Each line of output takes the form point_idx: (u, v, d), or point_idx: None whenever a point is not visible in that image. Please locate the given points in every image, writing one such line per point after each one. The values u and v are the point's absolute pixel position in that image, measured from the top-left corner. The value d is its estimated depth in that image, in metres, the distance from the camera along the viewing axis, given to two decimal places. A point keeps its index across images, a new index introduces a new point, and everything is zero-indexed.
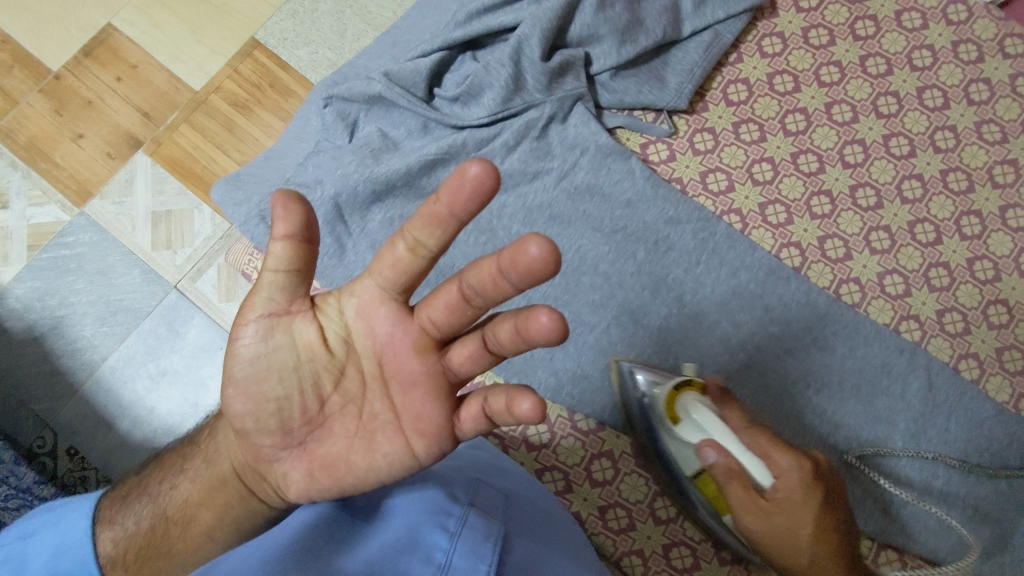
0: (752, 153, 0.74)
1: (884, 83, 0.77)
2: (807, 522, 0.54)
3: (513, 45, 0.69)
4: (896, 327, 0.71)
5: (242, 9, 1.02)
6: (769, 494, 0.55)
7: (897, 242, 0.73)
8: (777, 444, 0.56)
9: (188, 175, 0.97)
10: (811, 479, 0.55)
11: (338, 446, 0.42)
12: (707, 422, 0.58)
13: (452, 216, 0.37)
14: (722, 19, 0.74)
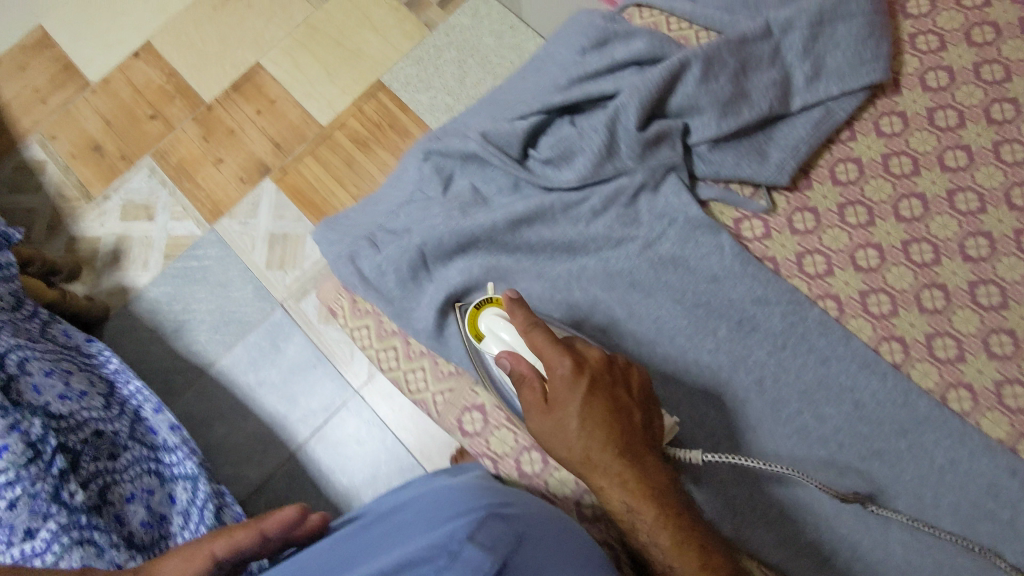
0: (857, 237, 0.69)
1: (1021, 171, 0.69)
2: (594, 425, 0.52)
3: (609, 113, 0.70)
4: (1013, 445, 0.62)
5: (374, 54, 1.15)
6: (546, 389, 0.54)
7: (1023, 348, 0.64)
8: (553, 341, 0.55)
9: (308, 204, 1.08)
10: (575, 374, 0.53)
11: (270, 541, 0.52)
12: (504, 333, 0.60)
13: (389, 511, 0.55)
14: (837, 95, 0.71)
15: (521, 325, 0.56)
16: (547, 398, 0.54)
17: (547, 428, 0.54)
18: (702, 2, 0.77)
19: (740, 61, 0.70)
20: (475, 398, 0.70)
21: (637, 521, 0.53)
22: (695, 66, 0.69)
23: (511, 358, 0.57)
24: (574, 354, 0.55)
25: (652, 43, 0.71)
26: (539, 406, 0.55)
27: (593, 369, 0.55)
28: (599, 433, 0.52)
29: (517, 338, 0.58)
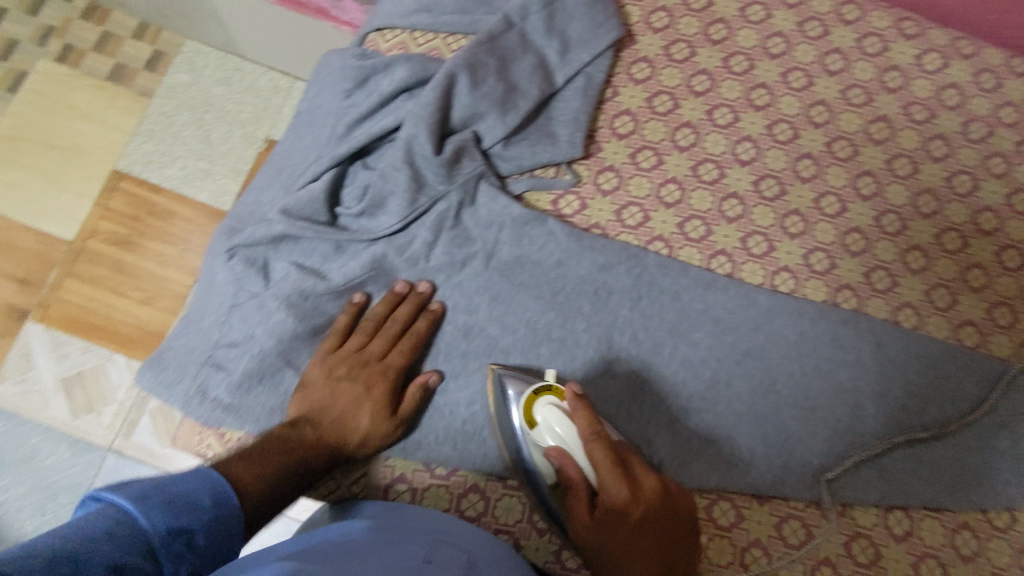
0: (656, 178, 0.76)
1: (751, 77, 0.79)
2: (639, 512, 0.57)
3: (402, 147, 0.69)
4: (834, 300, 0.75)
5: (94, 144, 1.22)
6: (599, 502, 0.59)
7: (809, 221, 0.76)
8: (615, 464, 0.58)
9: (89, 328, 1.13)
10: (631, 498, 0.57)
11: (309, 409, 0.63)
12: (562, 434, 0.62)
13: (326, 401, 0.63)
14: (590, 60, 0.76)
15: (585, 435, 0.60)
16: (594, 515, 0.58)
17: (580, 518, 0.58)
18: (437, 9, 0.78)
19: (498, 58, 0.73)
20: (392, 471, 0.67)
21: None
22: (462, 76, 0.70)
23: (558, 451, 0.61)
24: (631, 478, 0.59)
25: (413, 67, 0.71)
26: (575, 494, 0.59)
27: (647, 496, 0.58)
28: (621, 535, 0.57)
29: (575, 436, 0.62)
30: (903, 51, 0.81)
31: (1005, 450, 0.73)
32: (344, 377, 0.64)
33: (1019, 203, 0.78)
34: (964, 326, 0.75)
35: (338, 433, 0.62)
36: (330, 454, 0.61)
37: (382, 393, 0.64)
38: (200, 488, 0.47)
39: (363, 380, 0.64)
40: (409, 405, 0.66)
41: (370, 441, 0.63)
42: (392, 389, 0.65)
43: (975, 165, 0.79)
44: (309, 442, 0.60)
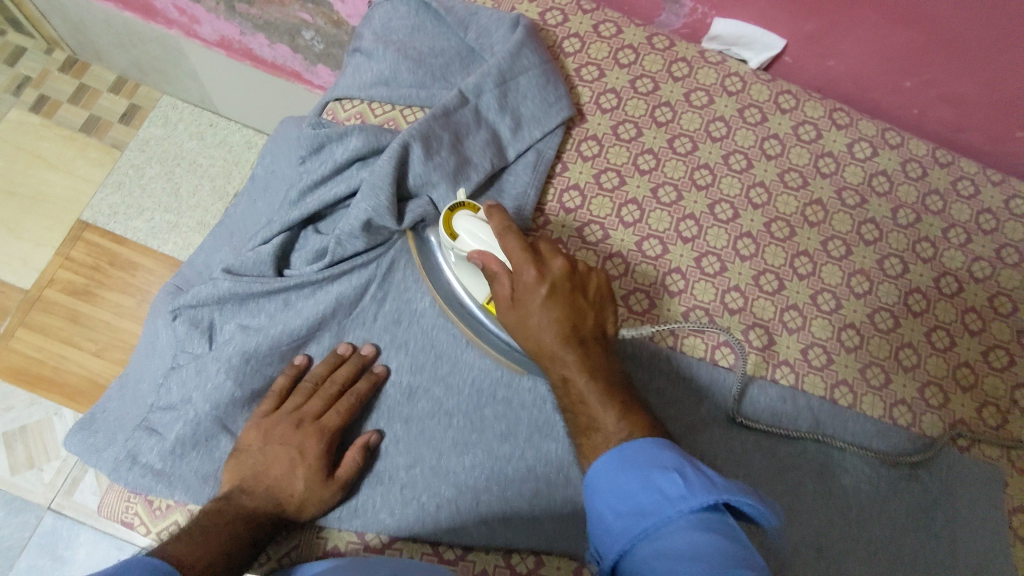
0: (602, 252, 0.78)
1: (694, 158, 0.83)
2: (553, 316, 0.61)
3: (356, 215, 0.69)
4: (772, 375, 0.76)
5: (58, 195, 1.34)
6: (512, 294, 0.63)
7: (749, 297, 0.79)
8: (521, 244, 0.63)
9: (36, 381, 1.19)
10: (539, 275, 0.62)
11: (252, 473, 0.63)
12: (475, 231, 0.66)
13: (257, 476, 0.63)
14: (540, 137, 0.79)
15: (499, 229, 0.63)
16: (514, 297, 0.63)
17: (511, 320, 0.63)
18: (396, 83, 0.81)
19: (452, 132, 0.75)
20: (325, 543, 0.66)
21: (563, 362, 0.61)
22: (415, 147, 0.72)
23: (481, 254, 0.64)
24: (537, 258, 0.63)
25: (367, 138, 0.72)
26: (507, 309, 0.63)
27: (556, 277, 0.62)
28: (528, 316, 0.62)
29: (483, 243, 0.65)
30: (836, 139, 0.86)
31: (942, 532, 0.73)
32: (276, 444, 0.64)
33: (945, 285, 0.82)
34: (896, 405, 0.77)
35: (274, 500, 0.62)
36: (271, 518, 0.61)
37: (315, 455, 0.64)
38: (128, 565, 0.46)
39: (297, 444, 0.64)
40: (347, 468, 0.65)
41: (309, 508, 0.63)
42: (327, 450, 0.64)
43: (905, 249, 0.83)
44: (247, 511, 0.60)
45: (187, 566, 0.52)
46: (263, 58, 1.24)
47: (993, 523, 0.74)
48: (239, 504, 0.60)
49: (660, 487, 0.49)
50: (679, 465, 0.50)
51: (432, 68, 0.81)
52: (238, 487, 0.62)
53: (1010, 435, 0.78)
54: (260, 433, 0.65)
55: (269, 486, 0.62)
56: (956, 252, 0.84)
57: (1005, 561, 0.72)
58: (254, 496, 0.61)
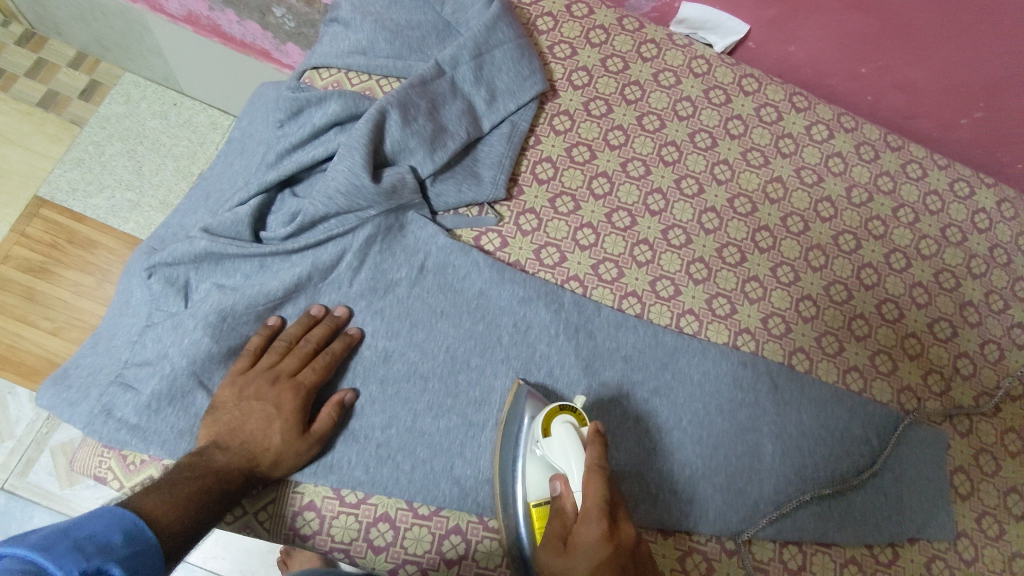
0: (573, 222, 0.80)
1: (661, 135, 0.86)
2: (597, 565, 0.53)
3: (337, 177, 0.70)
4: (734, 342, 0.80)
5: (16, 171, 1.30)
6: (567, 536, 0.57)
7: (712, 269, 0.82)
8: (605, 497, 0.56)
9: None
10: (605, 538, 0.55)
11: (228, 427, 0.63)
12: (563, 455, 0.61)
13: (231, 431, 0.62)
14: (514, 110, 0.81)
15: (591, 462, 0.59)
16: (568, 543, 0.56)
17: (556, 566, 0.55)
18: (373, 52, 0.82)
19: (429, 101, 0.76)
20: (301, 499, 0.67)
21: None
22: (393, 113, 0.73)
23: (564, 486, 0.60)
24: (610, 520, 0.56)
25: (345, 103, 0.72)
26: (555, 545, 0.57)
27: (623, 547, 0.55)
28: (573, 565, 0.54)
29: (564, 462, 0.61)
30: (796, 121, 0.90)
31: (889, 489, 0.77)
32: (252, 399, 0.64)
33: (894, 261, 0.87)
34: (848, 371, 0.81)
35: (248, 454, 0.62)
36: (244, 472, 0.61)
37: (290, 410, 0.64)
38: (108, 526, 0.49)
39: (271, 400, 0.64)
40: (321, 424, 0.65)
41: (284, 461, 0.63)
42: (302, 406, 0.65)
43: (858, 226, 0.88)
44: (218, 467, 0.59)
45: (158, 525, 0.52)
46: (232, 35, 1.23)
47: (936, 481, 0.79)
48: (212, 459, 0.60)
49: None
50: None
51: (409, 40, 0.83)
52: (214, 442, 0.62)
53: (953, 400, 0.83)
54: (233, 389, 0.65)
55: (243, 441, 0.62)
56: (905, 230, 0.89)
57: (947, 517, 0.77)
58: (228, 451, 0.61)
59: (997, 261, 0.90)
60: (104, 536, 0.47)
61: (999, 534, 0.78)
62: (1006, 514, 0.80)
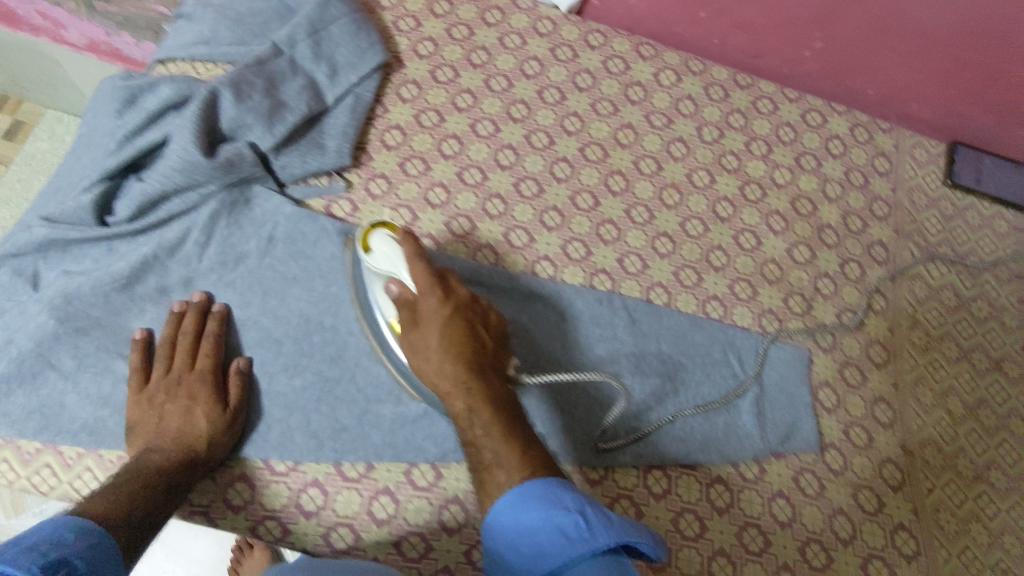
0: (424, 183, 0.82)
1: (510, 95, 0.89)
2: (451, 337, 0.62)
3: (174, 156, 0.71)
4: (591, 283, 0.81)
5: None
6: (414, 314, 0.64)
7: (566, 215, 0.84)
8: (430, 271, 0.64)
9: None
10: (441, 300, 0.63)
11: (152, 435, 0.64)
12: (388, 259, 0.65)
13: (159, 435, 0.64)
14: (357, 81, 0.84)
15: (409, 251, 0.64)
16: (416, 319, 0.64)
17: (413, 343, 0.63)
18: (216, 42, 0.84)
19: (266, 79, 0.79)
20: None
21: (442, 365, 0.61)
22: (226, 91, 0.75)
23: (401, 287, 0.64)
24: (443, 287, 0.64)
25: (177, 86, 0.75)
26: (407, 326, 0.64)
27: (458, 302, 0.64)
28: (429, 338, 0.62)
29: (392, 268, 0.65)
30: (643, 70, 0.94)
31: (753, 409, 0.78)
32: (164, 401, 0.66)
33: (749, 192, 0.90)
34: (708, 301, 0.83)
35: (177, 446, 0.63)
36: (186, 466, 0.63)
37: (202, 397, 0.66)
38: (60, 528, 0.49)
39: (179, 395, 0.66)
40: (234, 401, 0.67)
41: (215, 444, 0.65)
42: (214, 385, 0.67)
43: (711, 162, 0.90)
44: (156, 465, 0.62)
45: (111, 519, 0.54)
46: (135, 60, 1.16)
47: (799, 396, 0.80)
48: (146, 462, 0.62)
49: (557, 526, 0.48)
50: (581, 506, 0.49)
51: (252, 27, 0.85)
52: (144, 451, 0.63)
53: (815, 319, 0.85)
54: (141, 404, 0.66)
55: (170, 438, 0.64)
56: (758, 162, 0.92)
57: (811, 429, 0.78)
58: (158, 452, 0.63)
59: (853, 184, 0.93)
60: (51, 536, 0.47)
61: (867, 443, 0.80)
62: (873, 422, 0.81)
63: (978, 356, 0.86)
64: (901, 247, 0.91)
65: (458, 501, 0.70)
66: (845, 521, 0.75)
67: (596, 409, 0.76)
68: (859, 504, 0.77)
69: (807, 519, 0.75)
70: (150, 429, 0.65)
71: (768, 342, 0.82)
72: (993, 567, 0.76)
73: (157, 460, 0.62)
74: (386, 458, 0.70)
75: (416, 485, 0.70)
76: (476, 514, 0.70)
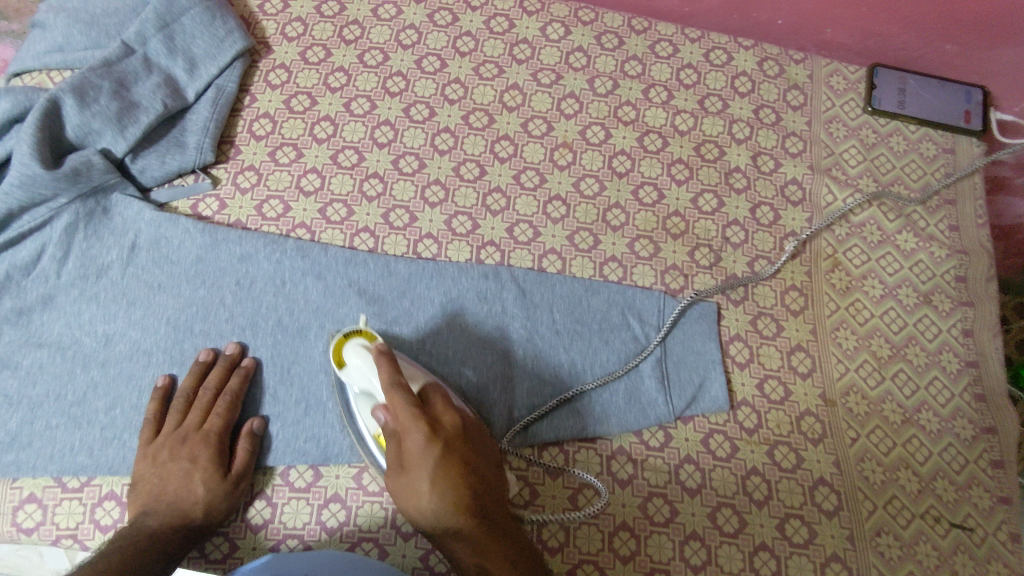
0: (296, 170, 0.79)
1: (386, 68, 0.84)
2: (453, 498, 0.54)
3: (15, 171, 0.69)
4: (478, 257, 0.77)
5: None
6: (401, 457, 0.55)
7: (450, 189, 0.80)
8: (412, 403, 0.56)
9: None
10: (430, 438, 0.55)
11: (149, 496, 0.62)
12: (365, 372, 0.63)
13: (158, 499, 0.62)
14: (217, 73, 0.80)
15: (387, 385, 0.58)
16: (400, 460, 0.56)
17: (399, 485, 0.55)
18: (70, 47, 0.80)
19: (114, 80, 0.75)
20: (20, 494, 0.65)
21: (470, 540, 0.55)
22: (68, 98, 0.73)
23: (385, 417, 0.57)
24: (429, 419, 0.56)
25: (16, 98, 0.72)
26: (392, 464, 0.56)
27: (448, 432, 0.56)
28: (428, 505, 0.54)
29: (376, 386, 0.62)
30: (529, 26, 0.88)
31: (656, 373, 0.74)
32: (169, 461, 0.64)
33: (649, 143, 0.84)
34: (606, 263, 0.79)
35: (176, 511, 0.61)
36: (178, 529, 0.61)
37: (207, 459, 0.64)
38: None
39: (185, 456, 0.64)
40: (241, 460, 0.65)
41: (213, 509, 0.63)
42: (217, 451, 0.65)
43: (606, 116, 0.85)
44: (151, 531, 0.60)
45: None
46: None
47: (706, 354, 0.76)
48: (143, 525, 0.60)
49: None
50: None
51: (106, 27, 0.80)
52: (140, 514, 0.61)
53: (725, 270, 0.80)
54: (146, 459, 0.64)
55: (171, 502, 0.62)
56: (658, 110, 0.86)
57: (719, 388, 0.74)
58: (155, 516, 0.61)
59: (764, 122, 0.87)
60: None
61: (784, 396, 0.75)
62: (791, 374, 0.76)
63: (905, 291, 0.81)
64: (819, 184, 0.85)
65: (340, 499, 0.67)
66: (760, 481, 0.71)
67: (487, 390, 0.72)
68: (775, 462, 0.72)
69: (717, 483, 0.71)
70: (148, 493, 0.62)
71: (684, 303, 0.77)
72: (924, 515, 0.71)
73: (155, 525, 0.60)
74: (266, 463, 0.67)
75: (295, 486, 0.67)
76: (358, 510, 0.67)
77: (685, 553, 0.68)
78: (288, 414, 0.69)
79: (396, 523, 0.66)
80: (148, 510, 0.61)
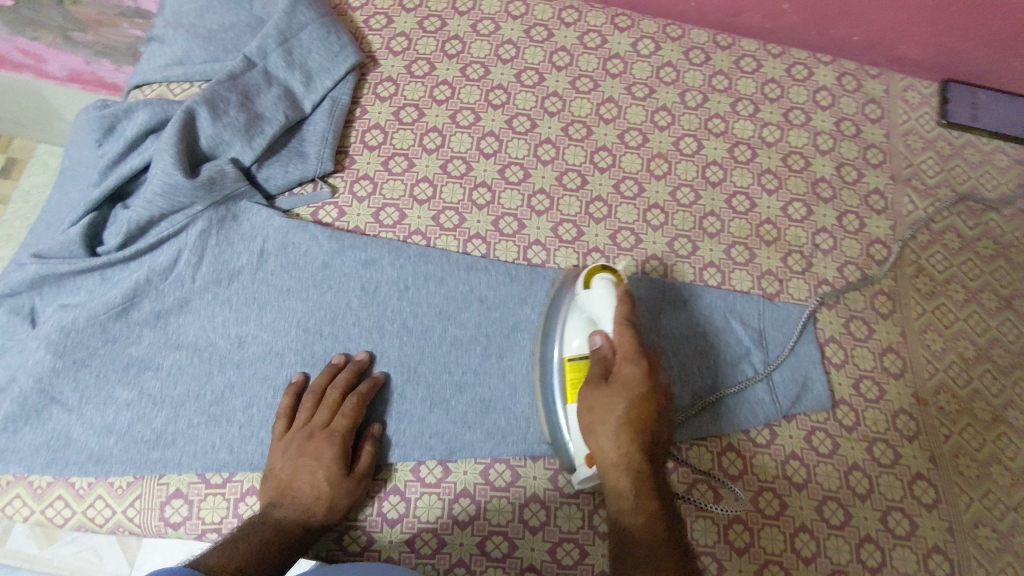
0: (409, 179, 0.82)
1: (488, 82, 0.88)
2: (639, 408, 0.59)
3: (157, 179, 0.71)
4: (584, 264, 0.81)
5: None
6: (608, 371, 0.63)
7: (555, 198, 0.84)
8: (638, 343, 0.63)
9: None
10: (643, 376, 0.61)
11: (277, 490, 0.65)
12: (598, 306, 0.66)
13: (284, 493, 0.65)
14: (332, 85, 0.83)
15: (621, 316, 0.64)
16: (608, 374, 0.62)
17: (591, 396, 0.61)
18: (190, 61, 0.83)
19: (240, 92, 0.78)
20: (166, 489, 0.67)
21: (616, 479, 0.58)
22: (201, 110, 0.75)
23: (606, 339, 0.65)
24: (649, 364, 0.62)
25: (153, 111, 0.75)
26: (595, 377, 0.63)
27: (660, 388, 0.62)
28: (609, 394, 0.60)
29: (608, 313, 0.65)
30: (620, 42, 0.92)
31: (761, 373, 0.78)
32: (298, 455, 0.66)
33: (739, 154, 0.88)
34: (705, 269, 0.82)
35: (305, 507, 0.64)
36: (307, 524, 0.64)
37: (331, 457, 0.66)
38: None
39: (311, 452, 0.66)
40: (363, 464, 0.68)
41: (335, 505, 0.65)
42: (344, 450, 0.67)
43: (697, 128, 0.89)
44: (282, 526, 0.63)
45: None
46: None
47: (806, 355, 0.79)
48: (271, 519, 0.63)
49: None
50: None
51: (223, 43, 0.83)
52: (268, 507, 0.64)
53: (817, 275, 0.84)
54: (278, 452, 0.67)
55: (298, 495, 0.65)
56: (746, 122, 0.90)
57: (821, 386, 0.78)
58: (283, 510, 0.64)
59: (845, 134, 0.91)
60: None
61: (879, 395, 0.79)
62: (883, 373, 0.80)
63: (987, 296, 0.85)
64: (898, 193, 0.89)
65: (469, 495, 0.70)
66: (862, 476, 0.75)
67: None
68: (874, 458, 0.76)
69: (823, 477, 0.75)
70: (275, 485, 0.65)
71: (781, 308, 0.81)
72: (1018, 508, 0.76)
73: (283, 519, 0.63)
74: (395, 458, 0.71)
75: (425, 481, 0.70)
76: (488, 504, 0.70)
77: (796, 544, 0.72)
78: (418, 414, 0.72)
79: (524, 517, 0.70)
80: (276, 504, 0.64)
